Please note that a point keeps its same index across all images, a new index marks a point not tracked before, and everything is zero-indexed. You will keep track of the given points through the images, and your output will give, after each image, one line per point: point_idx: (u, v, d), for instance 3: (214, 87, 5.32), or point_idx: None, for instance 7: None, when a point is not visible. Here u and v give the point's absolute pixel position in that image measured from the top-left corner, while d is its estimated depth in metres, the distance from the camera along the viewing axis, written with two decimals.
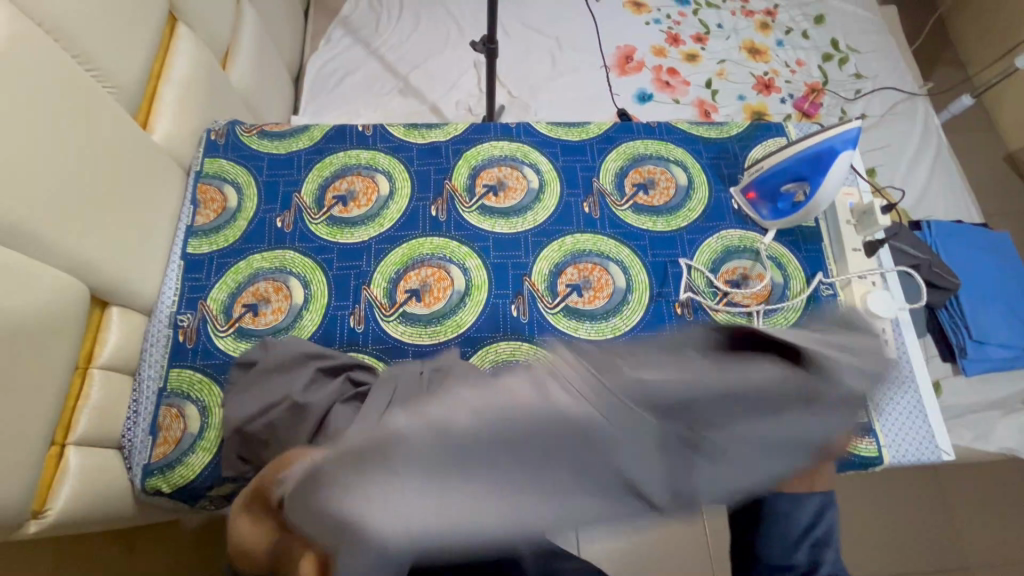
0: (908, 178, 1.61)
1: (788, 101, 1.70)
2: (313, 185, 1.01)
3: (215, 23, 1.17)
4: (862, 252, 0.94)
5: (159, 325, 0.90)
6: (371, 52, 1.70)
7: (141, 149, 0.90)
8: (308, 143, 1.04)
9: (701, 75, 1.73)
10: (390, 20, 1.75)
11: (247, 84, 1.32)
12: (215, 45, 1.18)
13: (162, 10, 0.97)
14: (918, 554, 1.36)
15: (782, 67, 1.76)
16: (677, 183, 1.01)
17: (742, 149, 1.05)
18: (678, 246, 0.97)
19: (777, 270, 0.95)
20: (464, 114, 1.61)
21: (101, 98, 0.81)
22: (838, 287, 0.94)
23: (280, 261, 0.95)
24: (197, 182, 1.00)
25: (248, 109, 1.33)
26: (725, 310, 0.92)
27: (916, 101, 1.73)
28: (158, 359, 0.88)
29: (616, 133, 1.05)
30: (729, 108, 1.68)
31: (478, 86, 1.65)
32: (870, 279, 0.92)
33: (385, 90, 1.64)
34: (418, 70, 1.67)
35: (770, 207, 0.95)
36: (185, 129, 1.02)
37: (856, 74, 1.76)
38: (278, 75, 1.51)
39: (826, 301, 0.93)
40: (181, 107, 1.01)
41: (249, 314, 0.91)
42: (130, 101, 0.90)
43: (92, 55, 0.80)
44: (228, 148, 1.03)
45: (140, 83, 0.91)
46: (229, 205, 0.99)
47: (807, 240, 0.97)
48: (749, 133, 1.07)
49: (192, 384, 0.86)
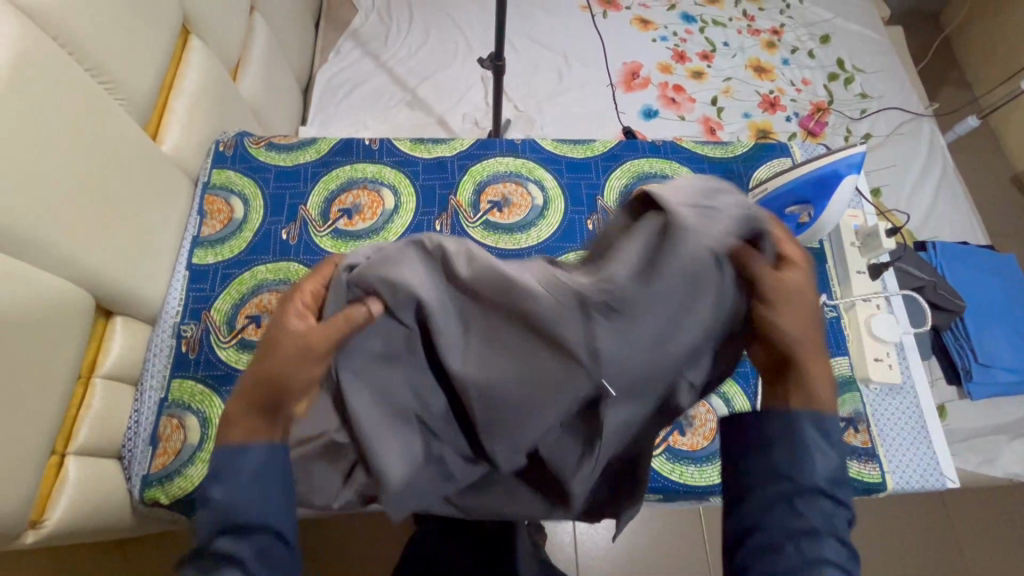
0: (913, 198, 1.61)
1: (794, 119, 1.71)
2: (319, 197, 1.01)
3: (227, 36, 1.19)
4: (866, 274, 0.94)
5: (162, 336, 0.90)
6: (380, 65, 1.72)
7: (150, 160, 0.90)
8: (315, 156, 1.05)
9: (707, 92, 1.74)
10: (399, 34, 1.77)
11: (256, 95, 1.34)
12: (226, 58, 1.20)
13: (176, 23, 0.99)
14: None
15: (788, 86, 1.76)
16: None
17: (746, 169, 1.05)
18: None
19: None
20: (471, 127, 1.62)
21: (113, 110, 0.82)
22: (841, 308, 0.93)
23: (284, 273, 0.95)
24: (204, 193, 1.01)
25: (256, 120, 1.35)
26: None
27: (921, 122, 1.73)
28: (160, 370, 0.88)
29: (621, 151, 1.06)
30: (734, 125, 1.68)
31: (485, 100, 1.66)
32: (874, 302, 0.92)
33: (393, 103, 1.66)
34: (426, 83, 1.69)
35: None
36: (193, 140, 1.03)
37: (861, 94, 1.76)
38: (287, 87, 1.52)
39: (830, 323, 0.92)
40: (190, 118, 1.02)
41: (252, 325, 0.91)
42: (141, 113, 0.91)
43: (104, 68, 0.81)
44: (236, 159, 1.04)
45: (151, 95, 0.92)
46: (235, 216, 0.99)
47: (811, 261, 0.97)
48: (753, 153, 1.07)
49: (193, 395, 0.87)
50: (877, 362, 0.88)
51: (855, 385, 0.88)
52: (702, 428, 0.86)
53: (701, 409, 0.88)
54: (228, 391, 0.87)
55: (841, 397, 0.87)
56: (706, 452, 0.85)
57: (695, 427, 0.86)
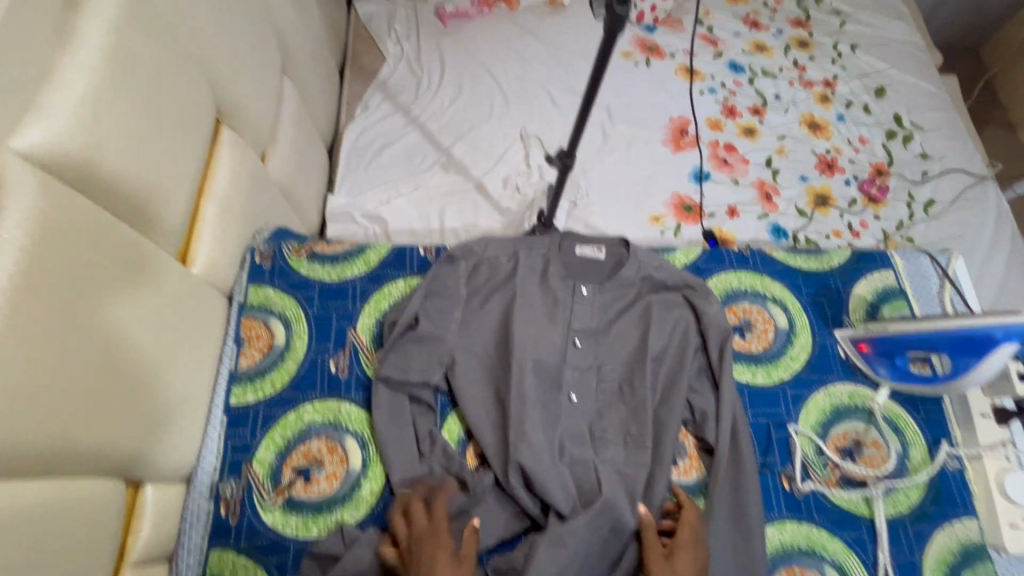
0: (984, 271, 1.51)
1: (853, 182, 1.60)
2: (370, 319, 0.90)
3: (259, 118, 1.07)
4: (992, 418, 0.83)
5: (198, 497, 0.78)
6: (411, 120, 1.60)
7: (183, 293, 0.79)
8: (364, 269, 0.94)
9: (760, 151, 1.63)
10: (431, 86, 1.65)
11: (287, 172, 1.22)
12: (259, 141, 1.08)
13: (207, 122, 0.87)
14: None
15: (845, 145, 1.66)
16: (776, 325, 0.91)
17: (845, 285, 0.95)
18: (782, 405, 0.86)
19: (895, 436, 0.85)
20: (512, 193, 1.50)
21: (143, 248, 0.70)
22: (964, 459, 0.83)
23: (334, 414, 0.84)
24: (239, 314, 0.89)
25: (286, 199, 1.23)
26: (839, 489, 0.81)
27: (987, 184, 1.63)
28: (197, 540, 0.77)
29: (705, 263, 0.96)
30: (791, 190, 1.58)
31: (525, 161, 1.55)
32: (1005, 454, 0.82)
33: (426, 164, 1.54)
34: (461, 142, 1.57)
35: (887, 365, 0.85)
36: (227, 250, 0.91)
37: (921, 154, 1.66)
38: (315, 153, 1.40)
39: (953, 477, 0.82)
40: (222, 226, 0.90)
41: (300, 480, 0.80)
42: (172, 236, 0.79)
43: (135, 205, 0.69)
44: (275, 274, 0.92)
45: (183, 213, 0.80)
46: (276, 343, 0.88)
47: (925, 398, 0.87)
48: (851, 265, 0.97)
49: (235, 571, 0.75)
50: (1012, 528, 0.78)
51: (988, 554, 0.78)
52: None
53: None
54: (274, 563, 0.76)
55: (973, 570, 0.77)
56: None
57: None
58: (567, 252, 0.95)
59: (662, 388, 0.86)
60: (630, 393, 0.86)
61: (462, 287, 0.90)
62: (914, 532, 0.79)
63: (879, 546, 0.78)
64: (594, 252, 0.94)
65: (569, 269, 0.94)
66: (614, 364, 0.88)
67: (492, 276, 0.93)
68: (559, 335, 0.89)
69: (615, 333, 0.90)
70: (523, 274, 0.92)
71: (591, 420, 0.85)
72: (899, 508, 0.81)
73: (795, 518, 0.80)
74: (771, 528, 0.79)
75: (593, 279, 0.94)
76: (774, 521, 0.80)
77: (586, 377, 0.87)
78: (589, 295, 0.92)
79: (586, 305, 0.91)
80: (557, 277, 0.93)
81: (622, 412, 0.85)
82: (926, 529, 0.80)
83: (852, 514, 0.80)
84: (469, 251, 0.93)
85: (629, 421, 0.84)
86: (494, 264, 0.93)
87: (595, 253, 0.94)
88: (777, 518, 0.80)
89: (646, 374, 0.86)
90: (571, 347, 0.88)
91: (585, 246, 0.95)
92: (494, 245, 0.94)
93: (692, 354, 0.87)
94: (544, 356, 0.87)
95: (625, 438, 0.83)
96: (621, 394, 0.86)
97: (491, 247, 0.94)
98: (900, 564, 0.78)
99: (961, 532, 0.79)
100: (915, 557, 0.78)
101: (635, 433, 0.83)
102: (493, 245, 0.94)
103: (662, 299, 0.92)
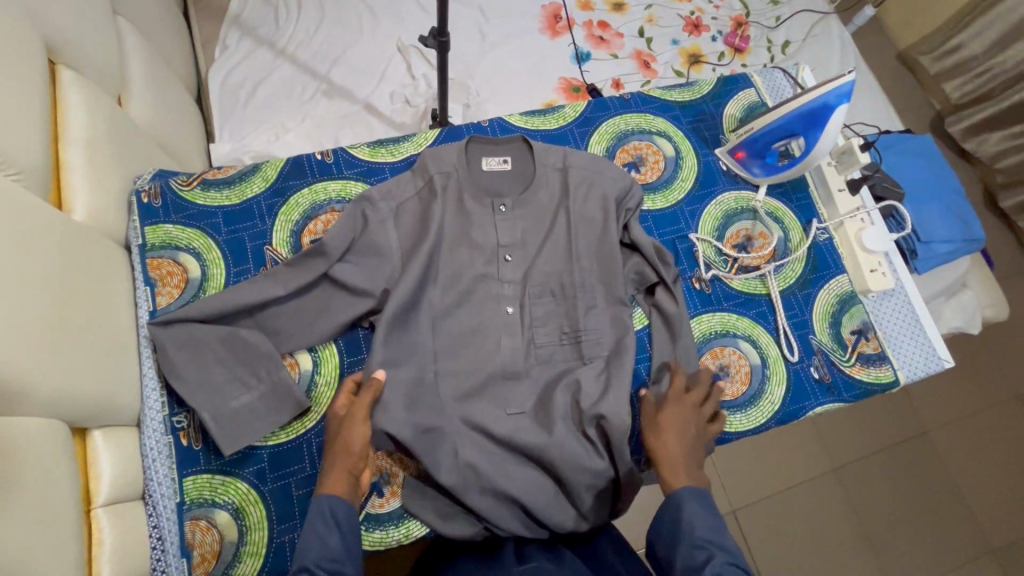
0: None
1: (718, 38, 1.71)
2: (283, 233, 0.91)
3: (104, 55, 0.96)
4: (847, 191, 0.99)
5: (154, 435, 0.79)
6: (279, 53, 1.50)
7: (72, 238, 0.74)
8: (264, 185, 0.94)
9: (631, 24, 1.69)
10: (290, 13, 1.55)
11: (154, 121, 1.12)
12: (112, 82, 0.98)
13: (44, 58, 0.77)
14: (779, 482, 1.45)
15: (706, 4, 1.75)
16: (664, 154, 0.99)
17: (717, 109, 1.04)
18: (682, 221, 0.96)
19: (776, 225, 0.97)
20: (402, 107, 1.47)
21: (13, 190, 0.65)
22: (831, 229, 0.98)
23: None
24: (143, 257, 0.87)
25: (162, 150, 1.14)
26: (739, 275, 0.94)
27: (830, 19, 1.78)
28: (166, 473, 0.78)
29: (593, 113, 1.02)
30: (665, 55, 1.66)
31: (409, 73, 1.51)
32: (860, 217, 0.97)
33: (307, 95, 1.46)
34: (338, 66, 1.50)
35: (761, 165, 0.97)
36: (108, 198, 0.85)
37: (772, 2, 1.79)
38: (183, 101, 1.29)
39: (825, 246, 0.97)
40: (99, 173, 0.83)
41: None
42: (40, 182, 0.72)
43: None
44: (169, 210, 0.90)
45: (45, 156, 0.73)
46: (191, 276, 0.87)
47: (796, 190, 1.00)
48: (718, 90, 1.06)
49: (214, 489, 0.78)
50: (874, 273, 0.94)
51: (857, 298, 0.95)
52: (738, 375, 0.89)
53: (734, 357, 0.90)
54: (251, 472, 0.79)
55: (849, 313, 0.94)
56: (746, 396, 0.88)
57: (732, 375, 0.89)
58: (472, 167, 0.88)
59: (597, 286, 0.86)
60: (563, 292, 0.85)
61: (386, 224, 0.83)
62: (803, 297, 0.94)
63: (777, 314, 0.92)
64: (501, 164, 0.89)
65: (479, 188, 0.88)
66: (551, 267, 0.86)
67: (419, 211, 0.85)
68: (489, 254, 0.86)
69: (546, 244, 0.87)
70: (435, 204, 0.85)
71: (528, 330, 0.84)
72: (789, 281, 0.95)
73: (709, 310, 0.92)
74: (692, 323, 0.91)
75: (510, 193, 0.89)
76: (692, 317, 0.91)
77: (522, 291, 0.85)
78: (510, 212, 0.87)
79: (507, 224, 0.86)
80: (471, 201, 0.87)
81: (557, 312, 0.85)
82: (811, 292, 0.94)
83: (752, 295, 0.93)
84: (388, 193, 0.84)
85: (563, 320, 0.84)
86: (401, 193, 0.85)
87: (502, 165, 0.89)
88: (695, 314, 0.91)
89: (580, 276, 0.85)
90: (503, 263, 0.85)
91: (490, 158, 0.89)
92: (405, 181, 0.86)
93: (611, 236, 0.86)
94: (483, 289, 0.85)
95: (562, 335, 0.84)
96: (554, 294, 0.85)
97: (402, 183, 0.86)
98: (796, 324, 0.92)
99: (837, 287, 0.95)
100: (806, 315, 0.93)
101: (571, 330, 0.84)
102: (403, 181, 0.86)
103: (576, 194, 0.88)
